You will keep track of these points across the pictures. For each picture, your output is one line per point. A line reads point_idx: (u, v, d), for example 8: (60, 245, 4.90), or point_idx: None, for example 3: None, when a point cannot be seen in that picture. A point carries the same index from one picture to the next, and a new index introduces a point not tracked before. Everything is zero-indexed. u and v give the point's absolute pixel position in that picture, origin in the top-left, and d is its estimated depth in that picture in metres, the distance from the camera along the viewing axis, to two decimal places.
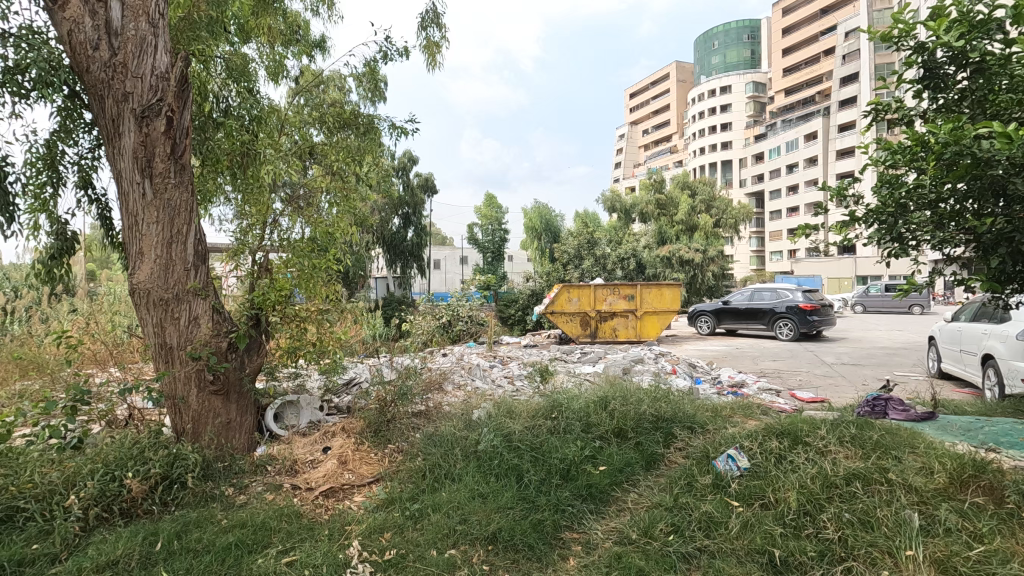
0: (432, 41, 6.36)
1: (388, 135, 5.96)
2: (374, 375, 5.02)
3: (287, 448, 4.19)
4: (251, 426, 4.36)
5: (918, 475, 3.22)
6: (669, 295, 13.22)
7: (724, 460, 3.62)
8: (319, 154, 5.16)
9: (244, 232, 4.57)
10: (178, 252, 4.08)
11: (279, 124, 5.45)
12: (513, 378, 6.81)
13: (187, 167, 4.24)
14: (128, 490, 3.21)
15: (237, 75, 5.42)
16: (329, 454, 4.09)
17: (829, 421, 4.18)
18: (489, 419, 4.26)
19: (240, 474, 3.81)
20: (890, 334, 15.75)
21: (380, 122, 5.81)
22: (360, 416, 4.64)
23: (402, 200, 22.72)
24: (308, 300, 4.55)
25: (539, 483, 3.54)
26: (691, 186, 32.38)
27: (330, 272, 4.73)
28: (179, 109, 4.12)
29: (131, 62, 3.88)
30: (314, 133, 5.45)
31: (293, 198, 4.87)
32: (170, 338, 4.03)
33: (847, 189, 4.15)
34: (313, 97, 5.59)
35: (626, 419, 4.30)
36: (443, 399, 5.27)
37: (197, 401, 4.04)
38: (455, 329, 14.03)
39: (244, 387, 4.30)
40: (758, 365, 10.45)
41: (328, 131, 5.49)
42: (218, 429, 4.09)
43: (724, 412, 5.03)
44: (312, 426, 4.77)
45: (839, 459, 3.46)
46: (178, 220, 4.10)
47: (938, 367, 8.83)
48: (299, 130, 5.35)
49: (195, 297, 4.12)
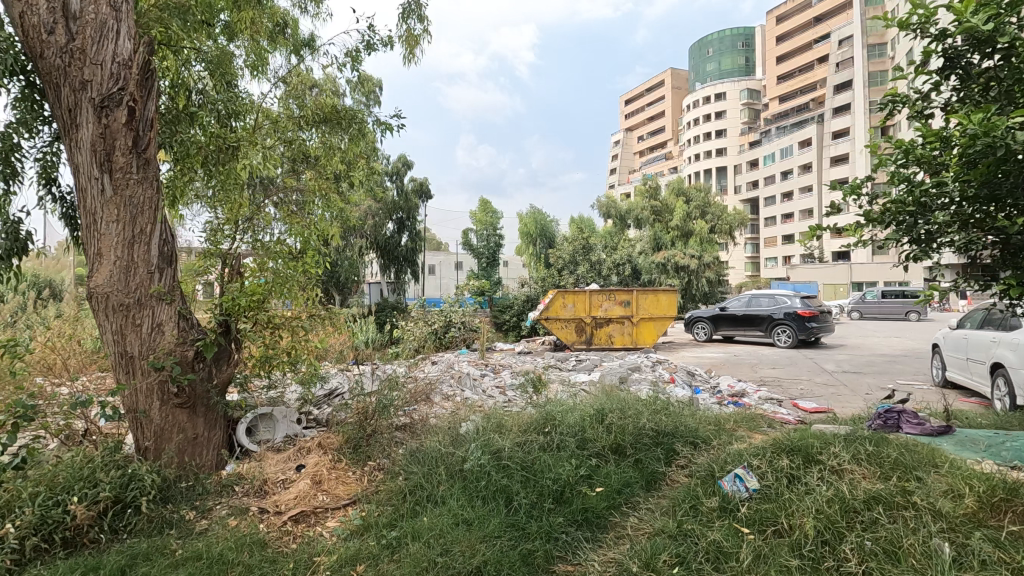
0: (413, 34, 6.12)
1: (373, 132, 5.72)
2: (355, 386, 4.69)
3: (257, 466, 3.86)
4: (220, 441, 4.04)
5: (945, 499, 2.93)
6: (665, 301, 12.99)
7: (731, 480, 3.34)
8: (314, 159, 5.11)
9: (215, 232, 4.26)
10: (140, 254, 3.77)
11: (262, 122, 5.18)
12: (505, 388, 6.49)
13: (153, 162, 3.93)
14: (72, 517, 2.89)
15: (216, 69, 5.12)
16: (303, 473, 3.77)
17: (842, 436, 3.91)
18: (476, 434, 3.96)
19: (204, 496, 3.50)
20: (888, 341, 15.55)
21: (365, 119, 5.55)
22: (338, 430, 4.29)
23: (395, 204, 22.41)
24: (290, 307, 4.28)
25: (529, 507, 3.25)
26: (685, 192, 32.27)
27: (310, 275, 4.43)
28: (142, 99, 3.81)
29: (90, 47, 3.57)
30: (308, 135, 5.24)
31: (285, 203, 4.63)
32: (130, 347, 3.72)
33: (862, 187, 3.87)
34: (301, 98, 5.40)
35: (624, 432, 4.02)
36: (429, 411, 4.96)
37: (160, 415, 3.73)
38: (448, 336, 13.71)
39: (212, 400, 3.96)
40: (757, 373, 10.20)
41: (322, 131, 5.33)
42: (182, 445, 3.78)
43: (729, 426, 4.75)
44: (288, 440, 4.43)
45: (858, 482, 3.17)
46: (141, 218, 3.79)
47: (943, 376, 8.58)
48: (294, 134, 5.14)
49: (158, 302, 3.80)
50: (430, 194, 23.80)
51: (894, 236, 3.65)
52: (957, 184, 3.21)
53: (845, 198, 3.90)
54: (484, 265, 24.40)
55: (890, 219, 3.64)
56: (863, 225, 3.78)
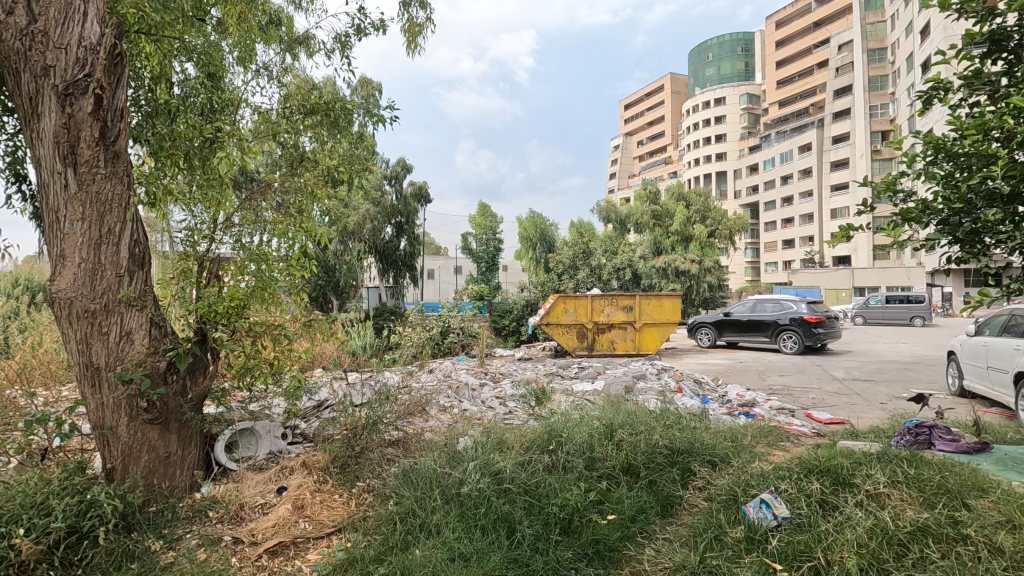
0: (415, 22, 5.82)
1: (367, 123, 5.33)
2: (345, 399, 4.36)
3: (234, 488, 3.52)
4: (195, 460, 3.70)
5: (1003, 532, 2.60)
6: (669, 306, 12.65)
7: (757, 506, 3.02)
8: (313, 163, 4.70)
9: (192, 231, 3.93)
10: (108, 254, 3.45)
11: (248, 118, 4.81)
12: (506, 399, 6.16)
13: (124, 156, 3.62)
14: (17, 553, 2.54)
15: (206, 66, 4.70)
16: (284, 496, 3.43)
17: (872, 455, 3.59)
18: (475, 452, 3.64)
19: (173, 523, 3.17)
20: (895, 347, 15.22)
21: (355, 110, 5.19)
22: (325, 447, 3.95)
23: (394, 208, 22.05)
24: (269, 313, 3.94)
25: (533, 538, 2.92)
26: (685, 197, 31.97)
27: (294, 280, 4.11)
28: (112, 87, 3.48)
29: (53, 30, 3.26)
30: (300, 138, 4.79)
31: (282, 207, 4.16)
32: (96, 357, 3.39)
33: (898, 183, 3.59)
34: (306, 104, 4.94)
35: (636, 451, 3.69)
36: (425, 425, 4.63)
37: (128, 432, 3.40)
38: (447, 341, 13.37)
39: (186, 416, 3.62)
40: (765, 381, 9.86)
41: (314, 132, 4.89)
42: (153, 465, 3.45)
43: (746, 441, 4.43)
44: (271, 458, 4.10)
45: (898, 509, 2.85)
46: (110, 217, 3.47)
47: (960, 386, 8.26)
48: (289, 137, 4.71)
49: (128, 308, 3.48)
50: (429, 198, 23.47)
51: (936, 236, 3.36)
52: (1009, 179, 2.95)
53: (880, 195, 3.63)
54: (484, 269, 24.07)
55: (932, 219, 3.38)
56: (902, 224, 3.49)
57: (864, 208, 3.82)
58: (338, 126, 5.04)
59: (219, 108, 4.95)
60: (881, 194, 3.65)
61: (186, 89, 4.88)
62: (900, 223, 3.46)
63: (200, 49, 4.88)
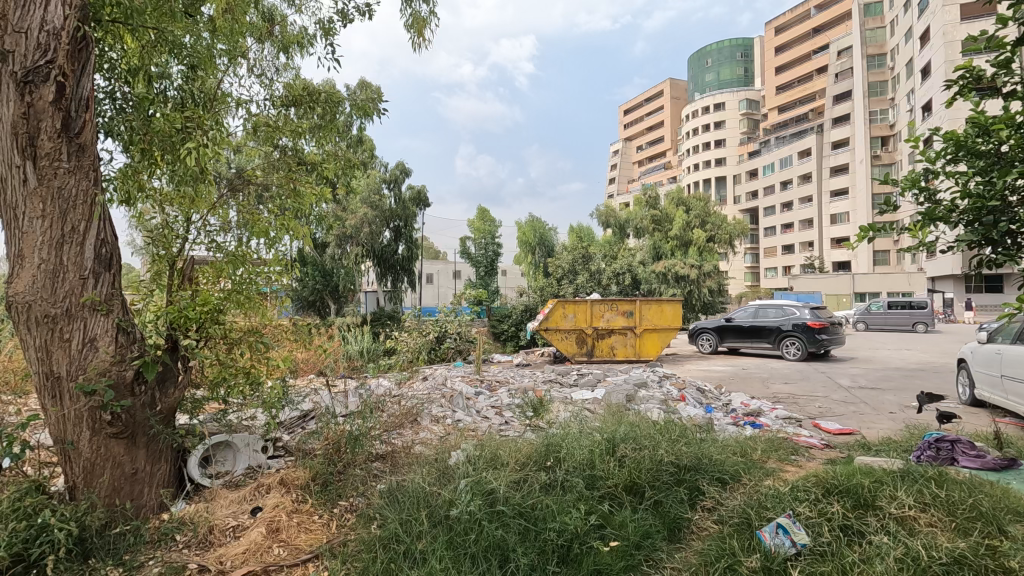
0: (419, 17, 5.60)
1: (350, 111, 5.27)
2: (330, 410, 4.09)
3: (206, 508, 3.26)
4: (165, 477, 3.44)
5: None
6: (669, 311, 12.39)
7: (773, 531, 2.77)
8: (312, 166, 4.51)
9: (163, 230, 3.67)
10: (70, 255, 3.18)
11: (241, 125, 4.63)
12: (501, 409, 5.88)
13: (91, 148, 3.36)
14: None
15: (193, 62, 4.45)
16: (258, 518, 3.17)
17: (892, 475, 3.35)
18: (467, 471, 3.37)
19: (136, 548, 2.91)
20: (900, 354, 14.93)
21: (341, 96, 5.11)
22: (306, 462, 3.68)
23: (392, 212, 21.75)
24: (247, 318, 3.68)
25: (528, 568, 2.66)
26: (685, 201, 31.69)
27: (275, 283, 3.88)
28: (77, 75, 3.23)
29: (12, 14, 3.02)
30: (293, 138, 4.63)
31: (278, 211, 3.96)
32: (57, 365, 3.14)
33: (924, 179, 3.39)
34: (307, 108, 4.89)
35: (641, 468, 3.42)
36: (415, 437, 4.36)
37: (90, 447, 3.14)
38: (443, 347, 13.08)
39: (155, 430, 3.35)
40: (770, 389, 9.59)
41: (290, 112, 4.83)
42: (118, 482, 3.20)
43: (757, 456, 4.17)
44: (249, 473, 3.83)
45: (928, 536, 2.60)
46: (73, 214, 3.21)
47: (971, 395, 7.99)
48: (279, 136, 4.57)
49: (92, 313, 3.22)
50: (427, 202, 23.26)
51: (968, 237, 3.14)
52: None
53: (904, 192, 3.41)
54: (483, 273, 23.79)
55: (962, 218, 3.21)
56: (930, 224, 3.27)
57: (886, 206, 3.61)
58: (323, 113, 4.85)
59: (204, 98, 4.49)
60: (904, 191, 3.46)
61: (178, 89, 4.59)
62: (925, 222, 3.28)
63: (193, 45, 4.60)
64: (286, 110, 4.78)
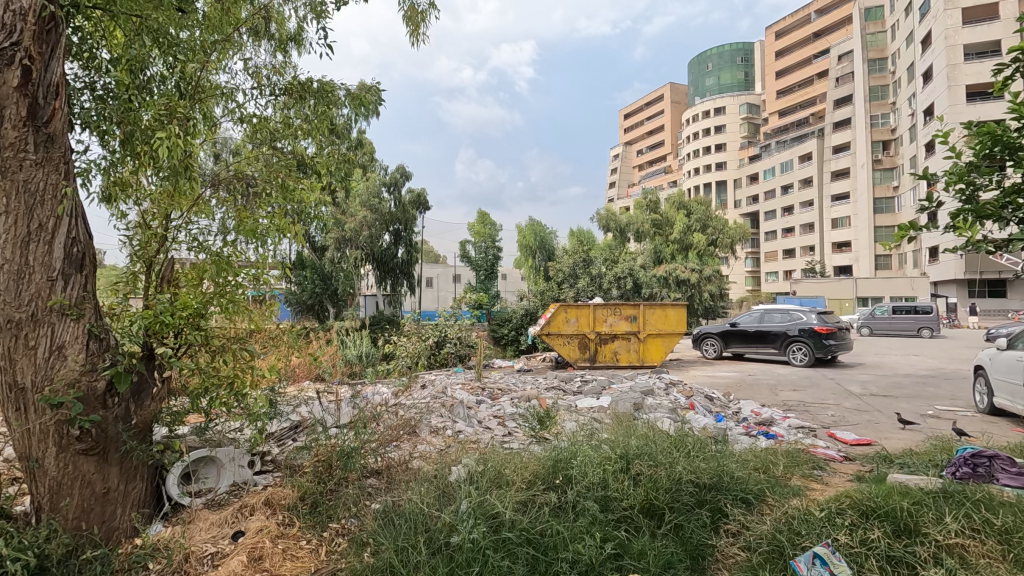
0: (415, 9, 5.34)
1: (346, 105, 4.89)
2: (322, 423, 3.82)
3: (184, 532, 2.99)
4: (141, 497, 3.17)
5: None
6: (674, 316, 12.13)
7: (808, 560, 2.53)
8: (311, 168, 4.27)
9: (141, 228, 3.39)
10: (37, 255, 2.90)
11: (231, 119, 4.33)
12: (505, 419, 5.61)
13: (61, 139, 3.09)
14: None
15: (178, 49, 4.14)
16: (239, 544, 2.89)
17: (932, 496, 3.07)
18: (469, 492, 3.10)
19: None
20: (908, 360, 14.64)
21: (338, 89, 4.74)
22: (294, 480, 3.39)
23: (392, 215, 21.48)
24: (231, 324, 3.40)
25: None
26: (686, 205, 31.45)
27: (263, 286, 3.60)
28: (44, 58, 2.96)
29: None
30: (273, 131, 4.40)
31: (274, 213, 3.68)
32: (22, 376, 2.87)
33: (973, 171, 3.20)
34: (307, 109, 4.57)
35: (658, 487, 3.15)
36: (412, 450, 4.10)
37: (56, 465, 2.87)
38: (442, 352, 12.79)
39: (129, 446, 3.06)
40: (779, 396, 9.32)
41: (281, 104, 4.60)
42: (88, 503, 2.92)
43: (779, 472, 3.89)
44: (234, 491, 3.55)
45: None
46: (39, 209, 2.93)
47: (990, 404, 7.70)
48: (264, 135, 4.33)
49: (61, 318, 2.94)
50: (427, 206, 23.12)
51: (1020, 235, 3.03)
52: None
53: (951, 185, 3.25)
54: (483, 277, 23.49)
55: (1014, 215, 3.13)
56: (976, 222, 3.17)
57: (928, 200, 3.45)
58: (317, 106, 4.61)
59: (185, 82, 4.10)
60: (950, 185, 3.29)
61: (166, 81, 4.19)
62: (973, 219, 3.16)
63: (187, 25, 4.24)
64: (280, 106, 4.59)
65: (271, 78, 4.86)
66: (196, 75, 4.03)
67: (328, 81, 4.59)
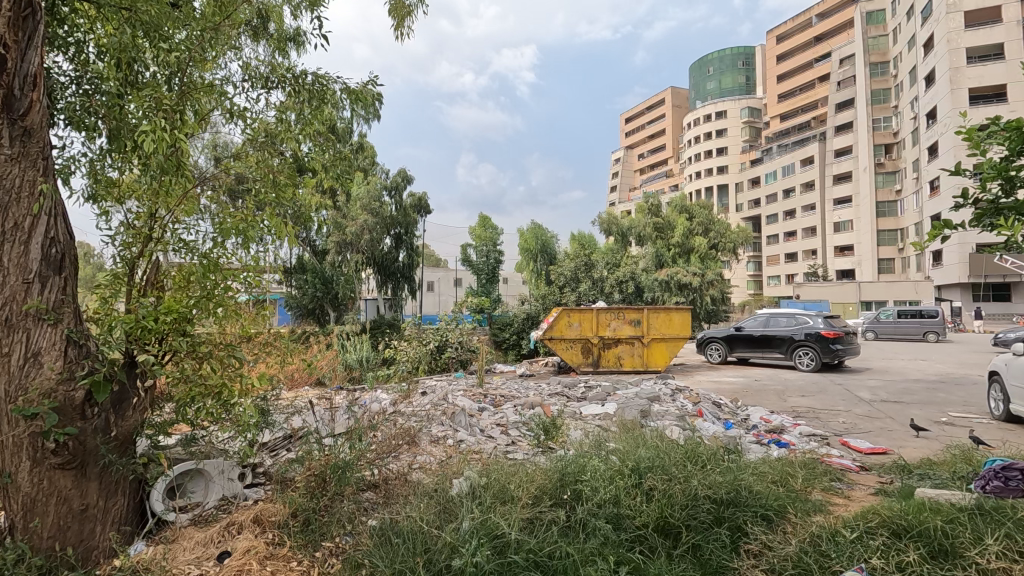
0: (403, 3, 5.19)
1: (344, 102, 4.69)
2: (315, 436, 3.62)
3: (165, 553, 2.79)
4: (123, 513, 2.98)
5: None
6: (678, 320, 11.93)
7: None
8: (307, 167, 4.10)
9: (124, 228, 3.20)
10: (11, 256, 2.73)
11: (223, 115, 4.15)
12: (507, 427, 5.43)
13: (40, 133, 2.92)
14: None
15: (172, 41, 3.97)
16: (223, 566, 2.69)
17: (967, 514, 2.88)
18: (472, 509, 2.93)
19: None
20: (916, 364, 14.38)
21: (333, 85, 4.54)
22: (286, 496, 3.18)
23: (393, 219, 21.30)
24: (220, 328, 3.21)
25: None
26: (688, 209, 31.22)
27: (253, 290, 3.41)
28: (20, 46, 2.79)
29: None
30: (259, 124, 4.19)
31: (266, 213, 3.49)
32: None
33: (1012, 166, 3.07)
34: (306, 107, 4.38)
35: (673, 504, 2.96)
36: (413, 461, 3.91)
37: (30, 481, 2.68)
38: (443, 356, 12.58)
39: (109, 460, 2.87)
40: (787, 402, 9.12)
41: (275, 98, 4.35)
42: (66, 520, 2.74)
43: (798, 486, 3.68)
44: (222, 505, 3.36)
45: None
46: (14, 206, 2.75)
47: (1006, 411, 7.49)
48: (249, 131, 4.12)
49: (37, 323, 2.76)
50: (429, 209, 22.97)
51: None
52: None
53: (988, 181, 3.13)
54: (484, 281, 23.28)
55: None
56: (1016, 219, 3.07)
57: (963, 198, 3.35)
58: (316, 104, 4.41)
59: (171, 74, 3.80)
60: (985, 182, 3.19)
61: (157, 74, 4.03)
62: (1014, 217, 3.07)
63: (185, 13, 3.92)
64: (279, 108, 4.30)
65: (263, 69, 4.55)
66: (185, 69, 3.75)
67: (322, 76, 4.40)
